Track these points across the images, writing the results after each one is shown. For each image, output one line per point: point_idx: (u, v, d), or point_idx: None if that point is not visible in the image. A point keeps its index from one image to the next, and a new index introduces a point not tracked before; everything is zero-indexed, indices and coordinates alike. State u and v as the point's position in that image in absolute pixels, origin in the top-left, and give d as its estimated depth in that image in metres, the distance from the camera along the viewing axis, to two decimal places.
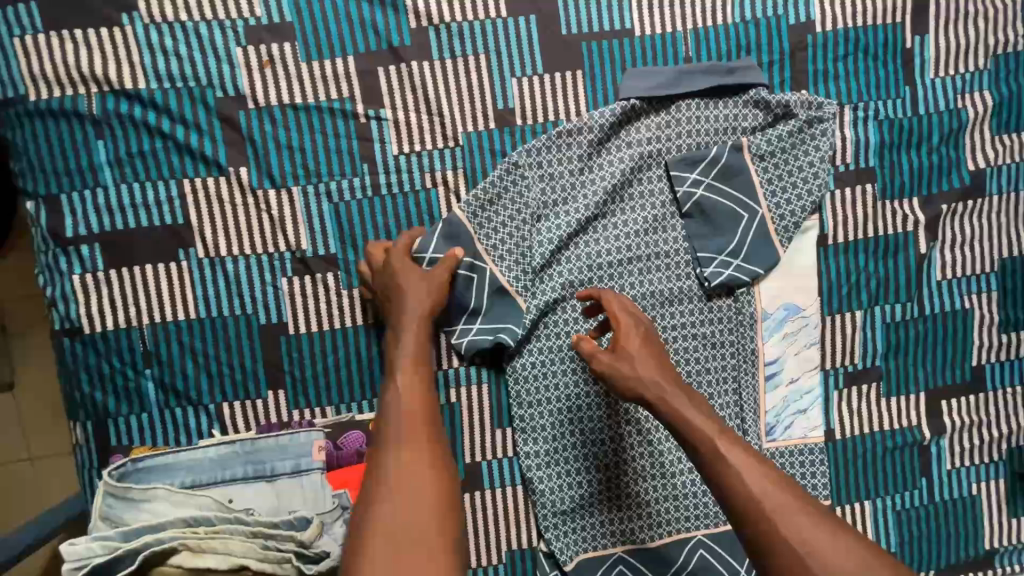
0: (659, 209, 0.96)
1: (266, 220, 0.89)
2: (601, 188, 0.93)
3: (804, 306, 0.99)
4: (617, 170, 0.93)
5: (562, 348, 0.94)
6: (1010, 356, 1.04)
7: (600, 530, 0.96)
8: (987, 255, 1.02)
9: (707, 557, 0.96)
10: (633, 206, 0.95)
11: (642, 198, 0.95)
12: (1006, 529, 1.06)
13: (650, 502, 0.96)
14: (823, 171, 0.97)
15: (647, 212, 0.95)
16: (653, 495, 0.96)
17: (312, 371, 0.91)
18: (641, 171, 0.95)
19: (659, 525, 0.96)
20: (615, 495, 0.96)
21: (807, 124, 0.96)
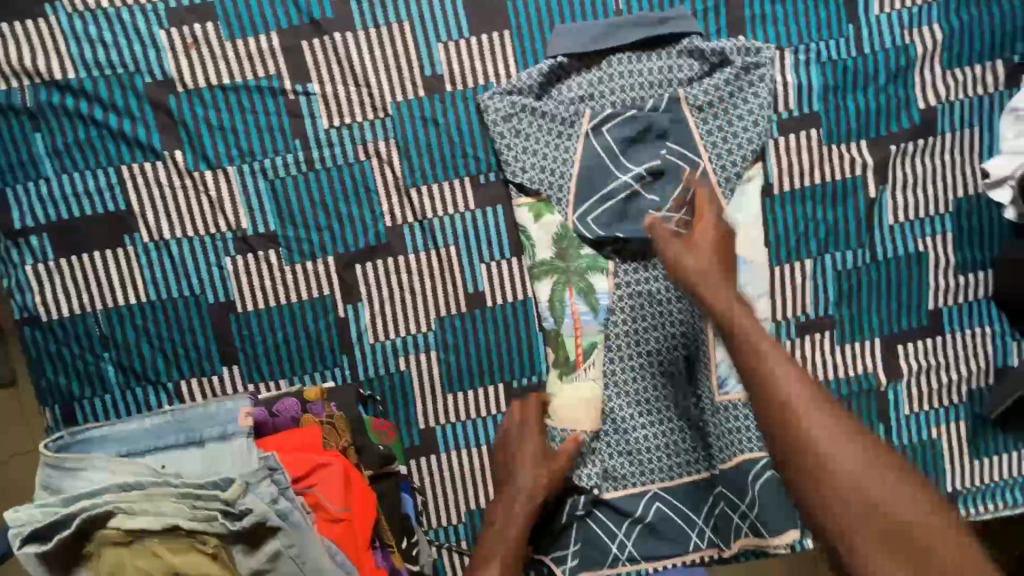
0: (598, 163, 0.94)
1: (205, 202, 0.91)
2: (536, 146, 0.93)
3: (750, 258, 0.98)
4: (551, 129, 0.93)
5: (510, 307, 0.97)
6: (968, 298, 1.02)
7: (599, 474, 0.99)
8: (941, 195, 0.99)
9: (663, 508, 1.01)
10: (570, 161, 0.94)
11: (580, 150, 0.93)
12: (970, 471, 1.05)
13: (604, 456, 1.00)
14: (763, 119, 0.95)
15: (586, 165, 0.94)
16: (607, 450, 1.00)
17: (264, 347, 0.94)
18: (575, 126, 0.93)
19: (613, 478, 1.00)
20: (578, 452, 0.99)
21: (744, 70, 0.94)
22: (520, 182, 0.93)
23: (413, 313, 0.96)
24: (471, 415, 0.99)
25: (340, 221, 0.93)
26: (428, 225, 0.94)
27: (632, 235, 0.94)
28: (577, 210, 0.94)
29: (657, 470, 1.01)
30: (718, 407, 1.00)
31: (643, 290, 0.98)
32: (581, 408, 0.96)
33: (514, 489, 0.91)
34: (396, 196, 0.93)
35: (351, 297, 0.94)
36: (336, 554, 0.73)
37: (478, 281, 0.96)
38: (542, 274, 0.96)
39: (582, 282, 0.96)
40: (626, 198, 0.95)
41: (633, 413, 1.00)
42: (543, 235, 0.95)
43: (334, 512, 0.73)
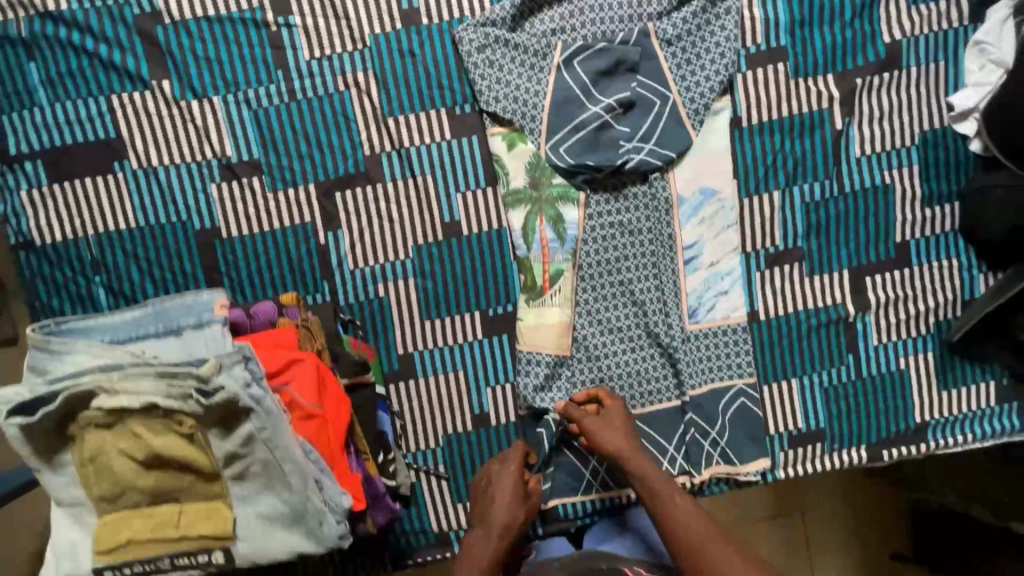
0: (570, 95, 0.97)
1: (191, 130, 0.95)
2: (508, 77, 0.96)
3: (719, 188, 1.01)
4: (523, 60, 0.97)
5: (486, 236, 1.00)
6: (934, 230, 1.04)
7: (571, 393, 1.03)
8: (907, 128, 1.02)
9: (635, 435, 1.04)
10: (543, 93, 0.97)
11: (552, 82, 0.97)
12: (936, 401, 1.08)
13: (576, 382, 1.03)
14: (730, 51, 0.98)
15: (558, 97, 0.97)
16: (579, 376, 1.03)
17: (248, 272, 0.98)
18: (547, 58, 0.97)
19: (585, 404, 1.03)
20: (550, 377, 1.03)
21: (710, 4, 0.98)
22: (493, 111, 0.96)
23: (392, 240, 0.99)
24: (448, 341, 1.03)
25: (321, 149, 0.96)
26: (405, 154, 0.97)
27: (604, 162, 0.98)
28: (549, 139, 0.97)
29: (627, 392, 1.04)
30: (687, 334, 1.04)
31: (614, 219, 1.01)
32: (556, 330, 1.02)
33: (491, 522, 0.90)
34: (375, 125, 0.96)
35: (331, 224, 0.98)
36: (310, 450, 0.77)
37: (454, 210, 0.99)
38: (515, 203, 0.99)
39: (553, 210, 0.99)
40: (598, 129, 0.98)
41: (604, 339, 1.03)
42: (516, 163, 0.98)
43: (307, 409, 0.77)
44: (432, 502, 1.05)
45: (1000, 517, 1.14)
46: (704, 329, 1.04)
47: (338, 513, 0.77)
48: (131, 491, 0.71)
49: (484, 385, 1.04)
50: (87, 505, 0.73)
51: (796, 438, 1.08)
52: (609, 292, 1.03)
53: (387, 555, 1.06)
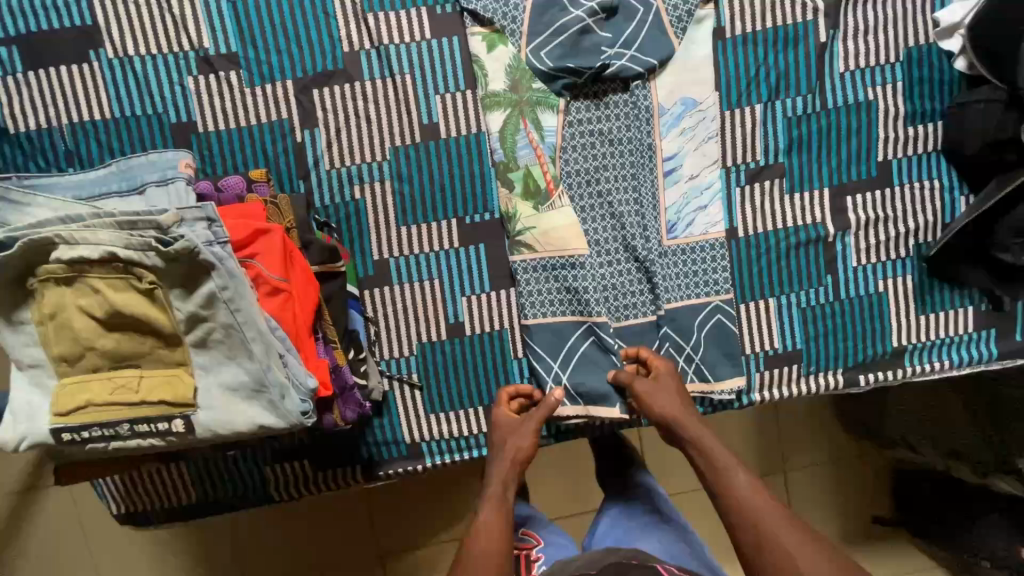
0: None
1: (168, 20, 0.94)
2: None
3: (700, 99, 1.00)
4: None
5: (466, 141, 0.99)
6: (916, 150, 1.03)
7: (545, 304, 1.03)
8: (892, 43, 1.01)
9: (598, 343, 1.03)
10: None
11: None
12: (914, 325, 1.07)
13: (552, 292, 1.03)
14: None
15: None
16: (553, 286, 1.03)
17: (223, 169, 0.97)
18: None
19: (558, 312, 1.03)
20: (527, 287, 1.02)
21: None
22: (474, 9, 0.96)
23: (369, 141, 0.98)
24: (424, 248, 1.02)
25: (299, 43, 0.95)
26: (384, 53, 0.96)
27: (584, 67, 0.97)
28: (530, 43, 0.97)
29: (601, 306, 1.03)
30: (665, 249, 1.03)
31: (594, 130, 1.00)
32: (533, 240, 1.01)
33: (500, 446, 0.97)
34: (354, 21, 0.96)
35: (308, 122, 0.97)
36: (275, 326, 0.76)
37: (433, 112, 0.98)
38: (493, 106, 0.99)
39: (533, 115, 0.99)
40: (580, 32, 0.97)
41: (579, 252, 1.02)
42: (495, 66, 0.98)
43: (273, 283, 0.76)
44: (404, 412, 1.05)
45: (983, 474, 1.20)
46: (681, 244, 1.03)
47: (302, 391, 0.77)
48: (92, 353, 0.70)
49: (459, 294, 1.03)
50: (47, 367, 0.72)
51: (773, 359, 1.07)
52: (586, 204, 1.02)
53: (358, 464, 1.06)
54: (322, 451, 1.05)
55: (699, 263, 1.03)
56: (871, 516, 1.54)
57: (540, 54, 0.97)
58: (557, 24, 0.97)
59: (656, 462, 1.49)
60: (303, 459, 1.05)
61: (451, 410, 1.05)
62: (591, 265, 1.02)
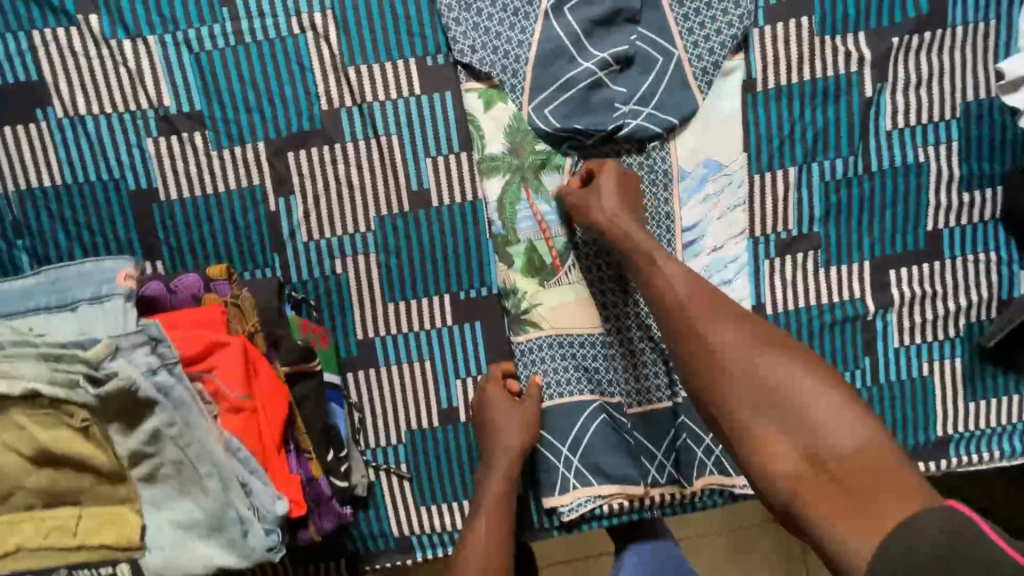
0: (559, 47, 0.84)
1: (124, 75, 0.83)
2: (487, 24, 0.84)
3: (725, 162, 0.89)
4: (505, 4, 0.84)
5: (461, 208, 0.88)
6: (971, 219, 0.91)
7: (548, 388, 0.92)
8: (948, 98, 0.88)
9: (609, 420, 0.92)
10: (527, 43, 0.84)
11: (538, 31, 0.84)
12: (961, 413, 0.96)
13: (559, 369, 0.91)
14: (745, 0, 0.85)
15: (544, 49, 0.84)
16: (561, 362, 0.91)
17: (189, 240, 0.86)
18: (534, 2, 0.84)
19: (566, 390, 0.92)
20: (532, 362, 0.91)
21: None
22: (469, 63, 0.84)
23: (351, 210, 0.87)
24: (413, 327, 0.91)
25: (271, 101, 0.84)
26: (368, 111, 0.85)
27: (595, 127, 0.85)
28: (533, 100, 0.85)
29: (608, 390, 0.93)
30: None
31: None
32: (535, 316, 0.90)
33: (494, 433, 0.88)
34: (333, 76, 0.84)
35: (282, 188, 0.86)
36: (237, 447, 0.66)
37: (423, 177, 0.87)
38: (491, 171, 0.88)
39: (539, 180, 0.88)
40: (590, 88, 0.85)
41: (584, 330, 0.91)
42: (492, 126, 0.87)
43: (234, 400, 0.66)
44: (392, 504, 0.95)
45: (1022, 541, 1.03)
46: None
47: (268, 520, 0.66)
48: (24, 491, 0.60)
49: (453, 377, 0.93)
50: None
51: None
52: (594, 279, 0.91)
53: (342, 558, 0.96)
54: (302, 547, 0.95)
55: None
56: None
57: (545, 111, 0.85)
58: (564, 78, 0.85)
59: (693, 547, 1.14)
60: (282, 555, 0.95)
61: (444, 502, 0.95)
62: (598, 346, 0.92)
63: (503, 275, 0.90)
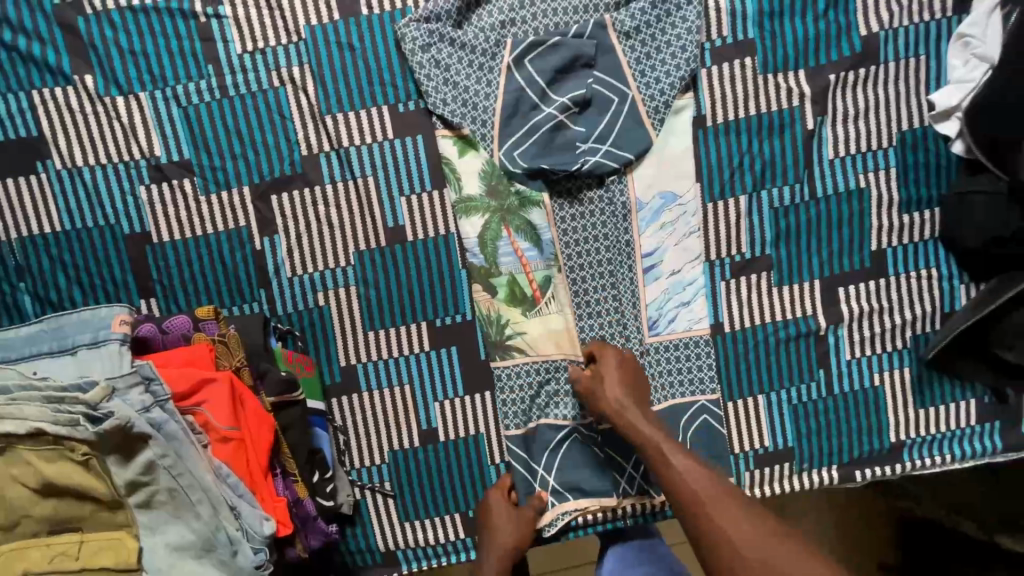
0: (522, 96, 0.91)
1: (117, 128, 0.89)
2: (456, 78, 0.91)
3: (680, 193, 0.95)
4: (471, 60, 0.91)
5: (435, 242, 0.94)
6: (912, 239, 0.97)
7: (515, 414, 0.97)
8: (885, 128, 0.95)
9: (581, 440, 0.98)
10: (493, 95, 0.91)
11: (504, 84, 0.90)
12: (912, 419, 1.02)
13: (524, 391, 0.97)
14: (692, 44, 0.91)
15: (508, 100, 0.91)
16: (526, 385, 0.97)
17: (181, 279, 0.93)
18: (497, 55, 0.91)
19: (532, 409, 0.97)
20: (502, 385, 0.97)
21: None
22: (437, 111, 0.91)
23: (332, 246, 0.94)
24: (393, 353, 0.97)
25: (255, 149, 0.91)
26: (345, 156, 0.92)
27: (559, 167, 0.91)
28: (502, 146, 0.91)
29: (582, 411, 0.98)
30: (647, 347, 0.98)
31: (568, 229, 0.95)
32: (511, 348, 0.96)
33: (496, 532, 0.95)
34: (312, 124, 0.91)
35: (267, 229, 0.93)
36: (226, 475, 0.72)
37: (398, 215, 0.93)
38: (468, 211, 0.93)
39: (517, 218, 0.94)
40: (553, 130, 0.92)
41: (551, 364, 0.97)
42: (464, 168, 0.93)
43: (222, 431, 0.72)
44: (377, 521, 1.00)
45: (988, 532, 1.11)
46: (664, 339, 0.98)
47: (255, 540, 0.73)
48: (28, 520, 0.66)
49: (432, 400, 0.99)
50: None
51: (763, 458, 1.02)
52: (565, 303, 0.96)
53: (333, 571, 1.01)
54: None
55: (681, 358, 0.98)
56: None
57: (511, 150, 0.91)
58: (527, 122, 0.91)
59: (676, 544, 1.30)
60: None
61: (426, 517, 1.01)
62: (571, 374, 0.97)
63: (485, 304, 0.95)
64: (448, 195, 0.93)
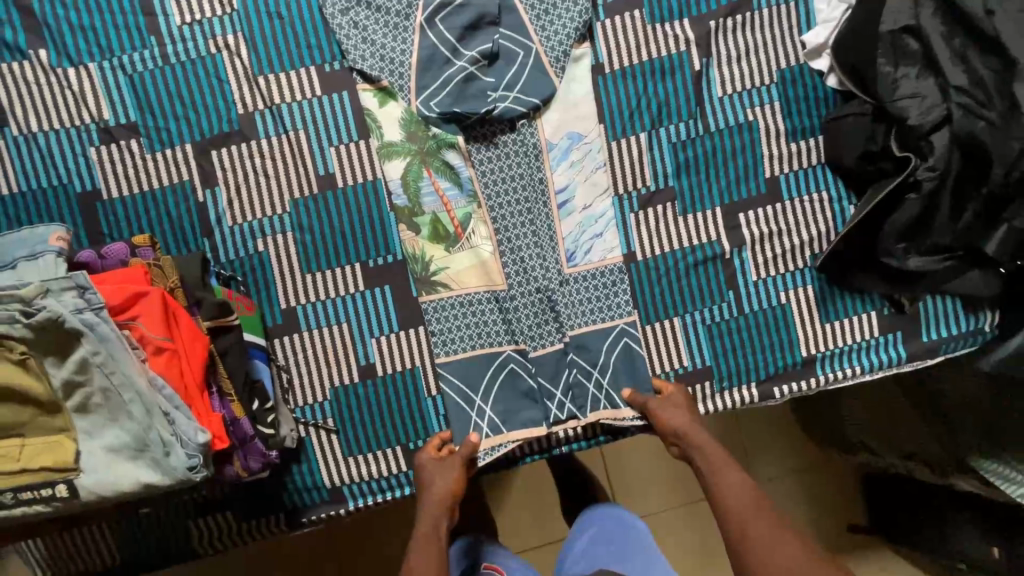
0: (435, 52, 1.02)
1: (69, 96, 0.99)
2: (373, 37, 1.01)
3: (585, 132, 1.05)
4: (387, 21, 1.02)
5: (363, 182, 1.03)
6: (802, 165, 1.07)
7: (447, 346, 1.05)
8: (764, 66, 1.05)
9: (516, 370, 1.05)
10: (408, 52, 1.02)
11: (417, 41, 1.01)
12: (822, 334, 1.09)
13: (452, 327, 1.04)
14: (583, 1, 1.03)
15: (423, 55, 1.02)
16: (454, 320, 1.04)
17: (130, 232, 1.01)
18: (410, 18, 1.02)
19: (461, 343, 1.05)
20: (432, 322, 1.04)
21: None
22: (360, 68, 1.01)
23: (270, 196, 1.02)
24: (331, 294, 1.04)
25: (196, 110, 1.00)
26: (278, 112, 1.01)
27: (471, 110, 1.01)
28: (419, 95, 1.02)
29: (508, 340, 1.05)
30: (566, 277, 1.06)
31: (487, 170, 1.04)
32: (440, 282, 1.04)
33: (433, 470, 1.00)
34: (247, 85, 1.01)
35: (208, 182, 1.01)
36: (162, 385, 0.78)
37: (329, 163, 1.02)
38: (390, 156, 1.03)
39: (437, 160, 1.04)
40: (465, 80, 1.02)
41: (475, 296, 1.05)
42: (387, 120, 1.03)
43: (157, 342, 0.78)
44: (322, 457, 1.05)
45: (943, 474, 1.23)
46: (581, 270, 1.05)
47: (189, 446, 0.78)
48: None
49: (369, 336, 1.05)
50: None
51: (684, 378, 1.08)
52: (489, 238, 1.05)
53: (282, 512, 1.05)
54: (244, 502, 1.04)
55: (599, 285, 1.06)
56: (849, 525, 1.53)
57: (428, 99, 1.02)
58: (444, 75, 1.02)
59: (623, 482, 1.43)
60: (226, 510, 1.04)
61: (369, 451, 1.06)
62: (496, 304, 1.05)
63: (410, 243, 1.04)
64: (374, 141, 1.03)
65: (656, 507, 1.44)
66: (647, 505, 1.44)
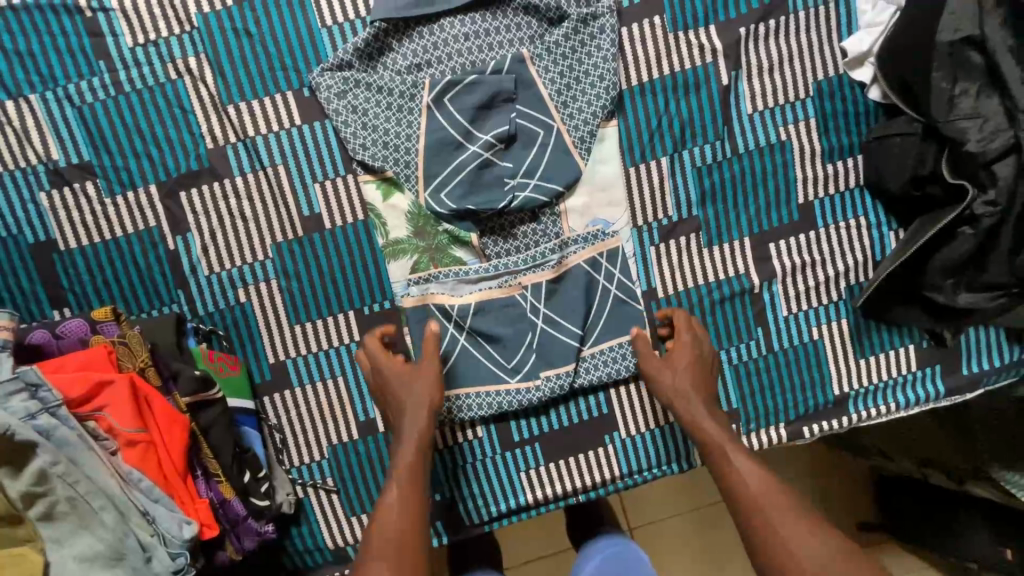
0: (446, 136, 0.90)
1: (10, 133, 0.86)
2: (375, 121, 0.89)
3: (613, 220, 0.95)
4: (389, 102, 0.90)
5: (355, 229, 0.92)
6: (839, 188, 0.96)
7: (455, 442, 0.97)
8: (799, 78, 0.94)
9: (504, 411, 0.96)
10: (415, 136, 0.90)
11: (424, 124, 0.89)
12: (856, 370, 1.00)
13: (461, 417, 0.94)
14: (609, 72, 0.91)
15: (431, 140, 0.90)
16: (463, 410, 0.94)
17: (93, 286, 0.89)
18: (415, 98, 0.90)
19: (470, 432, 0.97)
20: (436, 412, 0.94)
21: (582, 23, 0.91)
22: (362, 159, 0.89)
23: (248, 240, 0.91)
24: (322, 345, 0.94)
25: (158, 146, 0.88)
26: (252, 145, 0.89)
27: (486, 206, 0.90)
28: (427, 186, 0.90)
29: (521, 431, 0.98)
30: (587, 361, 0.95)
31: (501, 265, 0.93)
32: (445, 375, 0.93)
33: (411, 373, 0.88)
34: (215, 115, 0.88)
35: (178, 227, 0.90)
36: (138, 479, 0.70)
37: (313, 202, 0.91)
38: (397, 254, 0.93)
39: (446, 257, 0.94)
40: (479, 168, 0.91)
41: (481, 390, 0.94)
42: (393, 215, 0.92)
43: (128, 435, 0.70)
44: (323, 518, 0.96)
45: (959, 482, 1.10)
46: (612, 399, 0.99)
47: (173, 544, 0.71)
48: None
49: (367, 390, 0.95)
50: None
51: None
52: (503, 338, 0.93)
53: None
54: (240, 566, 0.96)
55: (621, 369, 0.95)
56: None
57: (439, 190, 0.90)
58: (456, 164, 0.90)
59: (643, 525, 1.24)
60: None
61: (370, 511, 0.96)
62: (508, 396, 0.94)
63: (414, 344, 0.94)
64: (371, 200, 0.91)
65: (656, 524, 1.24)
66: (646, 523, 1.24)
